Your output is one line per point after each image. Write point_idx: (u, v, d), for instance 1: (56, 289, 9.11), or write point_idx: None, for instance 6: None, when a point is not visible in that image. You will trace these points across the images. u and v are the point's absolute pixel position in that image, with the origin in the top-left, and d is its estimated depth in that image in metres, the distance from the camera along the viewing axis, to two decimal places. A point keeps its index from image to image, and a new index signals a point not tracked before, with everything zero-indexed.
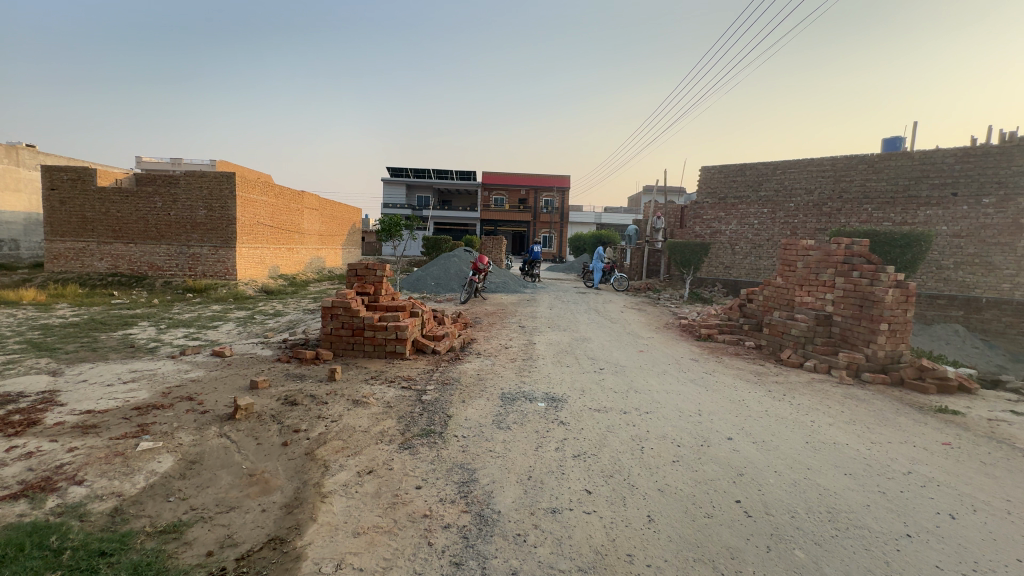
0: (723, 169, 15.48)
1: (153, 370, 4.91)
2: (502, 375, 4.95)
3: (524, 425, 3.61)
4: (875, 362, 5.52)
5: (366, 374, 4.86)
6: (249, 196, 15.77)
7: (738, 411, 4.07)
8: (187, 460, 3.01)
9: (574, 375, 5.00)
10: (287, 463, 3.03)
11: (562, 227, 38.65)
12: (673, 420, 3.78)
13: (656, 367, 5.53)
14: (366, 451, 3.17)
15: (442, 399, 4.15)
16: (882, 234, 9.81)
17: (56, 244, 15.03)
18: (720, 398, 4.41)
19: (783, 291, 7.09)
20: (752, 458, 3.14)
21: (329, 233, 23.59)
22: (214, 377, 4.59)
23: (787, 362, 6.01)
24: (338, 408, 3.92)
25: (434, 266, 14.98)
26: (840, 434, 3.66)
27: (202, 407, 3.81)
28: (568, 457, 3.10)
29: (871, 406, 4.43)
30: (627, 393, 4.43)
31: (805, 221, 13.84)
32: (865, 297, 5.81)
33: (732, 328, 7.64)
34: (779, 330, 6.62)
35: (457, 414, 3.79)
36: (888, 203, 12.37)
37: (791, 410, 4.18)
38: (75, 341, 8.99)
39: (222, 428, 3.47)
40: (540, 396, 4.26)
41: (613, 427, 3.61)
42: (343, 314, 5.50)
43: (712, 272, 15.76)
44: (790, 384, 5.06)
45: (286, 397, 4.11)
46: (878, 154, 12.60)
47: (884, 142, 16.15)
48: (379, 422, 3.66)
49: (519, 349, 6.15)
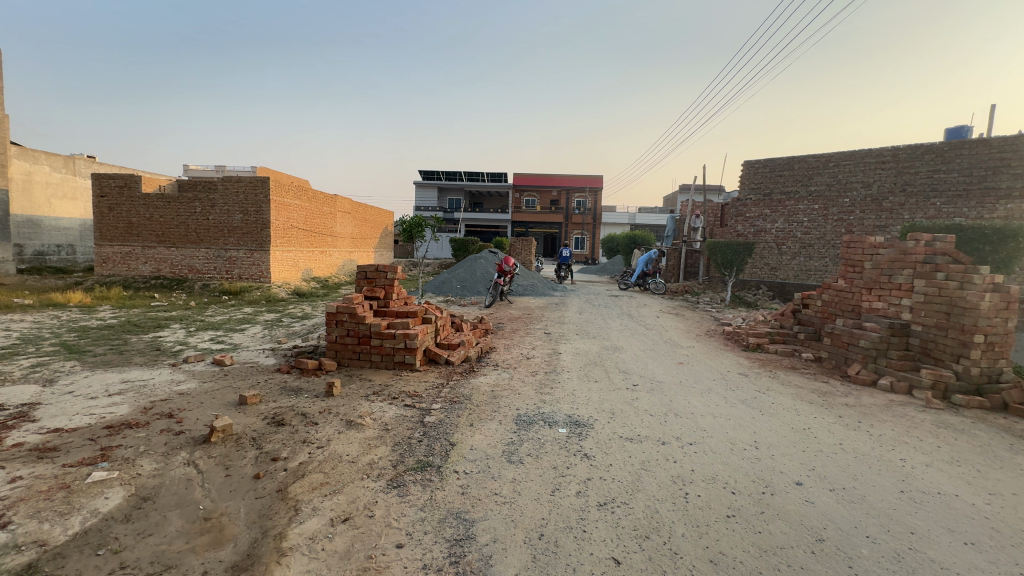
0: (768, 163, 14.38)
1: (148, 380, 4.57)
2: (519, 392, 4.33)
3: (540, 458, 2.99)
4: (968, 382, 4.61)
5: (368, 389, 4.35)
6: (283, 200, 15.82)
7: (805, 444, 3.33)
8: (138, 496, 2.56)
9: (603, 392, 4.36)
10: (250, 504, 2.53)
11: (594, 228, 37.74)
12: (724, 454, 3.10)
13: (700, 383, 4.79)
14: (348, 489, 2.64)
15: (446, 421, 3.58)
16: (970, 229, 8.54)
17: (105, 248, 15.48)
18: (780, 425, 3.66)
19: (846, 296, 6.21)
20: (833, 517, 2.43)
21: (361, 236, 23.71)
22: (204, 390, 4.19)
23: (855, 379, 5.14)
24: (329, 430, 3.42)
25: (460, 269, 14.53)
26: (945, 480, 2.87)
27: (178, 426, 3.40)
28: (591, 506, 2.47)
29: (975, 439, 3.56)
30: (665, 418, 3.74)
31: (863, 217, 12.59)
32: (953, 303, 4.90)
33: (785, 337, 6.75)
34: (844, 341, 5.74)
35: (462, 442, 3.21)
36: (961, 196, 11.02)
37: (872, 444, 3.39)
38: (106, 344, 8.97)
39: (193, 454, 3.03)
40: (561, 420, 3.62)
41: (648, 464, 2.95)
42: (348, 321, 5.04)
43: (756, 274, 14.63)
44: (864, 408, 4.21)
45: (274, 415, 3.65)
46: (948, 142, 11.31)
47: (949, 131, 14.66)
48: (370, 450, 3.12)
49: (541, 361, 5.53)
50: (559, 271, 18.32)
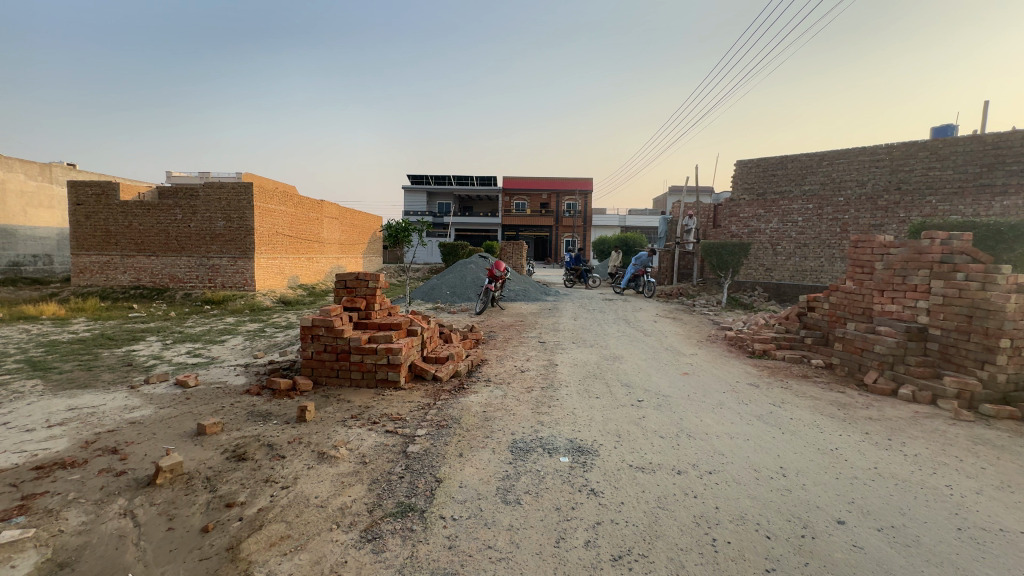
0: (761, 163, 14.16)
1: (99, 406, 4.07)
2: (514, 412, 3.91)
3: (540, 497, 2.58)
4: (994, 390, 4.30)
5: (347, 412, 3.90)
6: (267, 206, 15.30)
7: (837, 469, 2.96)
8: (55, 562, 2.10)
9: (606, 411, 3.96)
10: (191, 569, 2.09)
11: (585, 230, 37.53)
12: (748, 485, 2.72)
13: (710, 397, 4.41)
14: (312, 545, 2.20)
15: (432, 452, 3.15)
16: (985, 225, 8.28)
17: (82, 258, 14.80)
18: (805, 446, 3.29)
19: (855, 299, 5.90)
20: (890, 568, 2.04)
21: (350, 242, 23.18)
22: (159, 419, 3.71)
23: (873, 388, 4.80)
24: (297, 465, 2.99)
25: (451, 274, 14.11)
26: (1004, 513, 2.50)
27: (121, 465, 2.93)
28: (603, 562, 2.06)
29: (1020, 458, 3.21)
30: (677, 440, 3.35)
31: (858, 216, 12.38)
32: (975, 305, 4.60)
33: (791, 342, 6.41)
34: (857, 346, 5.39)
35: (450, 478, 2.79)
36: (957, 193, 10.85)
37: (910, 467, 3.03)
38: (74, 360, 8.38)
39: (131, 501, 2.57)
40: (563, 447, 3.21)
41: (664, 500, 2.55)
42: (325, 335, 4.58)
43: (751, 274, 14.38)
44: (891, 422, 3.85)
45: (236, 448, 3.20)
46: (943, 139, 11.14)
47: (936, 129, 14.60)
48: (342, 490, 2.68)
49: (537, 374, 5.12)
50: (567, 277, 18.43)
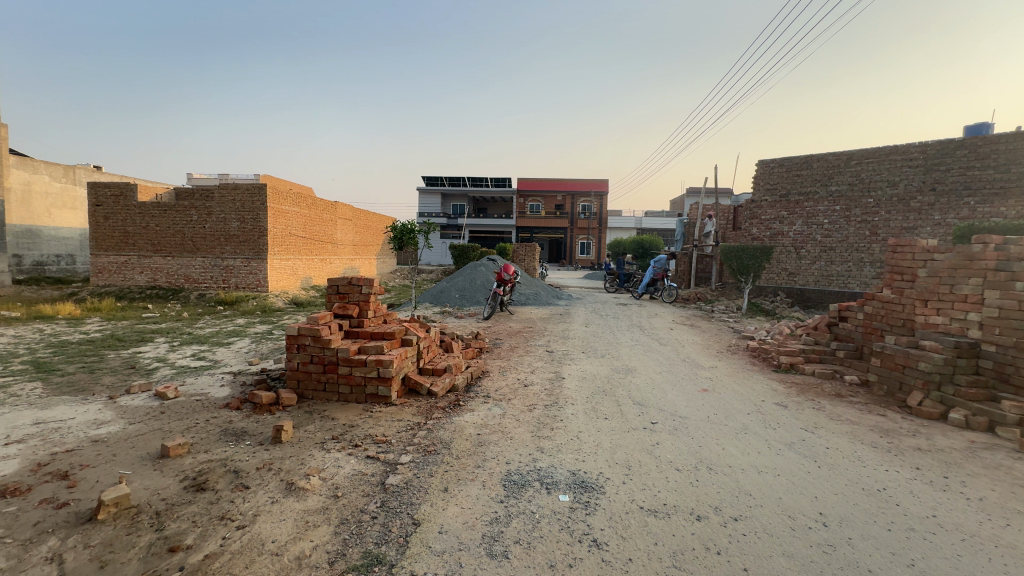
0: (785, 162, 13.42)
1: (67, 420, 3.79)
2: (512, 436, 3.51)
3: (533, 550, 2.17)
4: None
5: (329, 433, 3.55)
6: (280, 207, 15.16)
7: (892, 520, 2.47)
8: None
9: (615, 435, 3.53)
10: None
11: (600, 232, 36.91)
12: (782, 539, 2.27)
13: (733, 420, 3.94)
14: None
15: (414, 485, 2.77)
16: None
17: (100, 258, 14.87)
18: (847, 486, 2.82)
19: (894, 309, 5.36)
20: None
21: (364, 244, 23.09)
22: (125, 437, 3.41)
23: (918, 412, 4.26)
24: (261, 497, 2.64)
25: (461, 276, 13.75)
26: None
27: (66, 495, 2.62)
28: None
29: None
30: (696, 474, 2.92)
31: (888, 218, 11.69)
32: None
33: (821, 356, 5.89)
34: (898, 362, 4.84)
35: (429, 521, 2.40)
36: (998, 194, 10.22)
37: (978, 516, 2.54)
38: (79, 361, 8.22)
39: (63, 543, 2.24)
40: (565, 482, 2.80)
41: (681, 558, 2.12)
42: (311, 345, 4.24)
43: (773, 279, 13.62)
44: (944, 454, 3.35)
45: (198, 475, 2.87)
46: (982, 136, 10.46)
47: (971, 127, 13.82)
48: (304, 534, 2.31)
49: (541, 389, 4.71)
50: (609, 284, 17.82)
